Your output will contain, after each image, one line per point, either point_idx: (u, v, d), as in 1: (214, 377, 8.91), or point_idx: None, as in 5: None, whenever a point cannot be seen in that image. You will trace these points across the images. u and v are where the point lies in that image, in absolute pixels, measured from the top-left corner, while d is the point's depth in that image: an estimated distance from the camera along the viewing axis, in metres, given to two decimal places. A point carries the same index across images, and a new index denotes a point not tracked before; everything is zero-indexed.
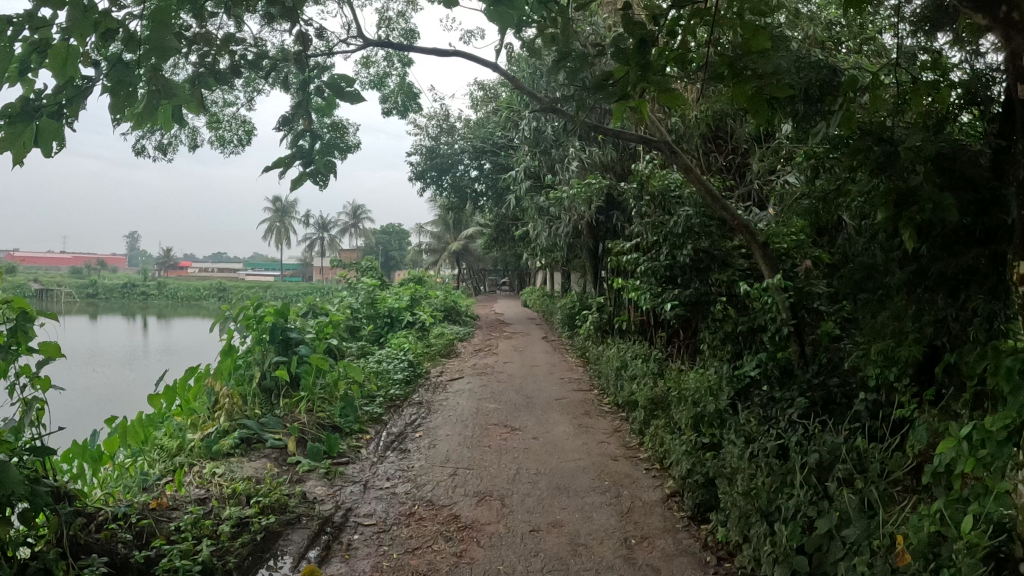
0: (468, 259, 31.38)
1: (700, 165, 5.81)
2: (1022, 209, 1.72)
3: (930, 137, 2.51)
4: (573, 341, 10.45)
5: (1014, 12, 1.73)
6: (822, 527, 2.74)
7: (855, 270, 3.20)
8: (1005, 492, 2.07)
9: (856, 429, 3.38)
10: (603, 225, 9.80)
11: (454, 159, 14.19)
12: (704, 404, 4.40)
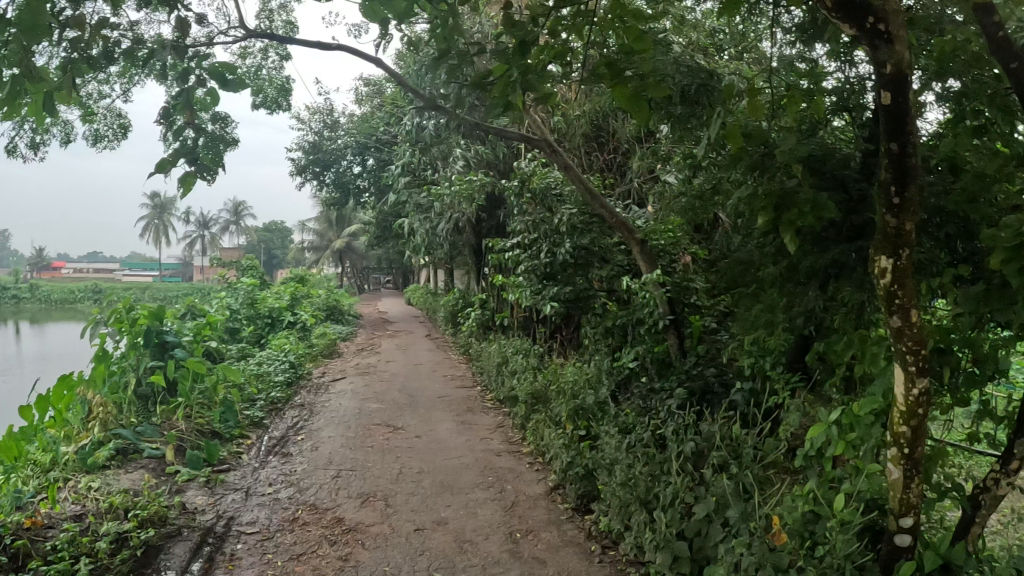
0: (353, 258, 30.96)
1: (581, 163, 5.92)
2: (886, 211, 1.82)
3: (801, 138, 2.62)
4: (456, 338, 10.50)
5: (880, 25, 1.64)
6: (700, 512, 2.87)
7: (733, 266, 3.17)
8: (874, 472, 2.22)
9: (729, 416, 3.54)
10: (486, 223, 9.87)
11: (337, 155, 13.95)
12: (583, 397, 4.54)
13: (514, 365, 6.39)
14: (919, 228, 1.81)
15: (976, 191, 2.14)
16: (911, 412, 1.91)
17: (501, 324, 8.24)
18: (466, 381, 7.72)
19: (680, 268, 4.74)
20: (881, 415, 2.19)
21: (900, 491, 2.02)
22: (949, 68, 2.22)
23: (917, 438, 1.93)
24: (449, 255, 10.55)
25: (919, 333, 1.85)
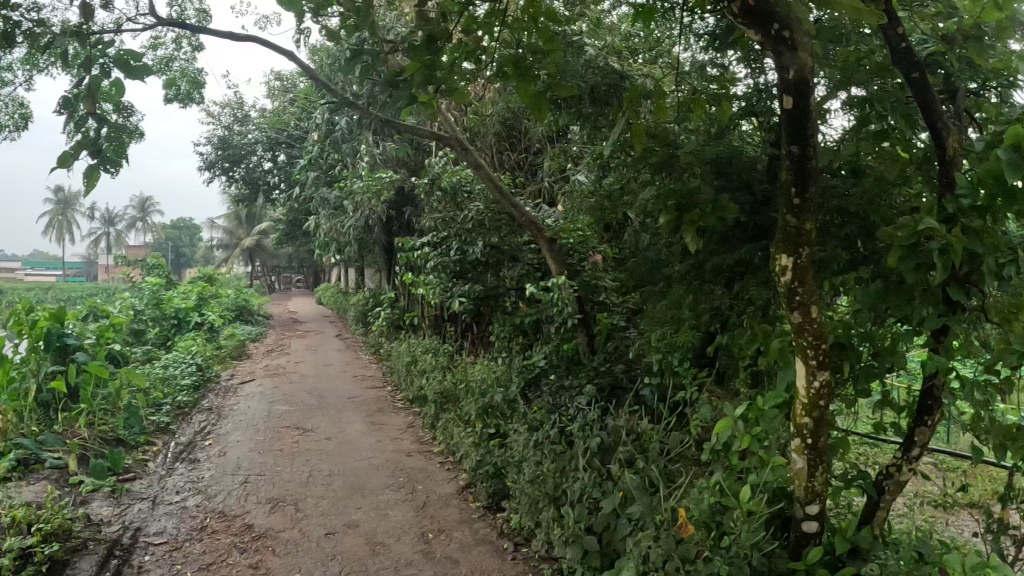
0: (263, 256, 30.12)
1: (491, 162, 5.93)
2: (787, 212, 1.90)
3: (710, 140, 2.69)
4: (367, 337, 10.36)
5: (784, 32, 1.71)
6: (608, 507, 2.93)
7: (641, 265, 3.24)
8: (777, 463, 2.30)
9: (635, 411, 3.62)
10: (396, 221, 9.76)
11: (248, 150, 13.52)
12: (491, 395, 4.55)
13: (424, 364, 6.33)
14: (818, 228, 1.89)
15: (876, 194, 2.24)
16: (813, 404, 1.99)
17: (411, 323, 8.16)
18: (377, 381, 7.63)
19: (591, 268, 4.66)
20: (782, 408, 2.28)
21: (805, 480, 2.10)
22: (852, 75, 2.32)
23: (819, 429, 2.02)
24: (360, 253, 10.37)
25: (819, 328, 1.94)
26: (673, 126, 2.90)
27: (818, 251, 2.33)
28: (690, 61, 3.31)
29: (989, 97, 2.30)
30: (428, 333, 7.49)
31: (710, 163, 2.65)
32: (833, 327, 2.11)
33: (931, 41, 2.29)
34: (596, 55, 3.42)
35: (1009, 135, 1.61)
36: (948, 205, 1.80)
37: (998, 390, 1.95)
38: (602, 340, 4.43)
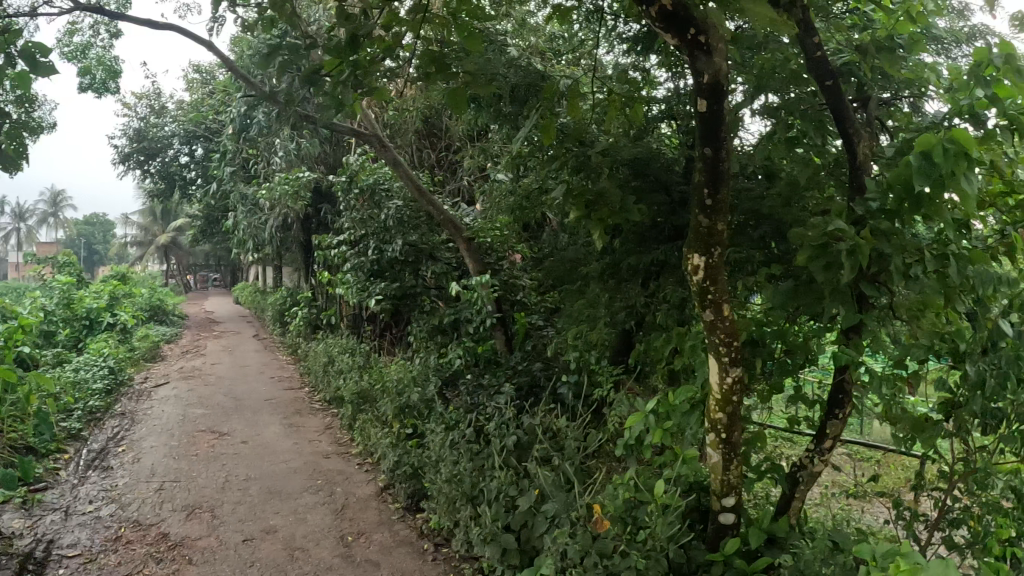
0: (177, 254, 29.04)
1: (411, 160, 5.87)
2: (700, 215, 1.93)
3: (631, 142, 2.73)
4: (284, 337, 10.13)
5: (701, 37, 1.69)
6: (525, 505, 2.95)
7: (561, 264, 3.27)
8: (692, 457, 2.33)
9: (550, 408, 3.65)
10: (314, 219, 9.57)
11: (164, 143, 12.98)
12: (408, 395, 4.51)
13: (341, 364, 6.21)
14: (729, 229, 1.94)
15: (789, 196, 2.31)
16: (726, 400, 2.05)
17: (328, 324, 7.99)
18: (294, 382, 7.47)
19: (509, 266, 4.78)
20: (698, 403, 2.33)
21: (721, 474, 2.16)
22: (768, 82, 2.39)
23: (732, 424, 2.08)
24: (276, 251, 10.10)
25: (730, 326, 1.99)
26: (593, 128, 2.92)
27: (734, 251, 2.39)
28: (612, 65, 3.34)
29: (898, 107, 2.39)
30: (346, 334, 7.35)
31: (628, 164, 2.68)
32: (747, 324, 2.17)
33: (843, 51, 2.36)
34: (517, 54, 3.42)
35: (918, 142, 1.59)
36: (858, 207, 1.83)
37: (903, 383, 2.05)
38: (520, 340, 4.43)
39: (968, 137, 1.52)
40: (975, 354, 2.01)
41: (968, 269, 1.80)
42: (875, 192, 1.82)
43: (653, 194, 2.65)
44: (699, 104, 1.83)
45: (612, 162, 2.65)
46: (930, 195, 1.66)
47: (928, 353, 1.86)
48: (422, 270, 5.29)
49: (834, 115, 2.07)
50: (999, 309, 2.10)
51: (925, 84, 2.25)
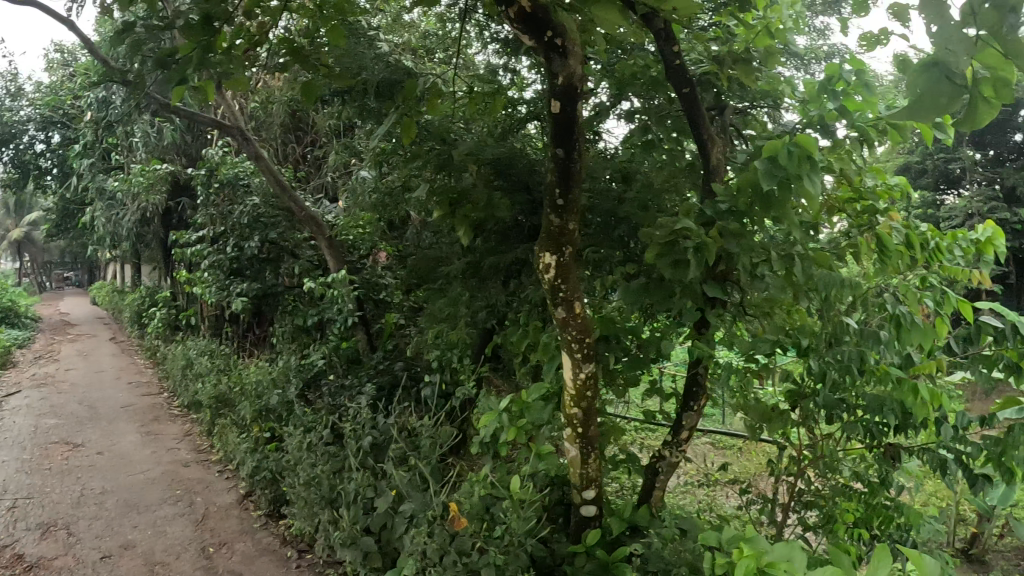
0: (26, 249, 26.81)
1: (274, 154, 5.64)
2: (557, 218, 1.90)
3: (494, 141, 2.70)
4: (144, 339, 9.55)
5: (558, 40, 1.60)
6: (385, 507, 2.90)
7: (423, 262, 3.21)
8: (546, 452, 2.36)
9: (410, 407, 3.60)
10: (176, 213, 9.03)
11: (12, 129, 11.90)
12: (268, 398, 4.34)
13: (199, 367, 5.90)
14: (581, 228, 1.95)
15: (646, 198, 2.36)
16: (580, 395, 2.11)
17: (186, 324, 7.57)
18: (153, 387, 7.05)
19: (372, 265, 4.57)
20: (553, 398, 2.35)
21: (579, 467, 2.22)
22: (627, 88, 2.43)
23: (588, 418, 2.14)
24: (132, 248, 9.47)
25: (582, 322, 2.04)
26: (459, 126, 2.87)
27: (592, 250, 2.42)
28: (480, 64, 3.28)
29: (753, 117, 2.48)
30: (206, 334, 6.98)
31: (490, 163, 2.66)
32: (603, 322, 2.22)
33: (703, 62, 2.42)
34: (384, 47, 3.31)
35: (764, 147, 1.68)
36: (708, 208, 1.89)
37: (755, 377, 2.16)
38: (382, 339, 4.31)
39: (814, 143, 1.64)
40: (819, 348, 2.15)
41: (811, 268, 1.91)
42: (726, 195, 1.88)
43: (515, 194, 2.63)
44: (553, 106, 1.76)
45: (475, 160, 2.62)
46: (777, 196, 1.75)
47: (774, 348, 1.97)
48: (283, 268, 5.11)
49: (689, 119, 2.16)
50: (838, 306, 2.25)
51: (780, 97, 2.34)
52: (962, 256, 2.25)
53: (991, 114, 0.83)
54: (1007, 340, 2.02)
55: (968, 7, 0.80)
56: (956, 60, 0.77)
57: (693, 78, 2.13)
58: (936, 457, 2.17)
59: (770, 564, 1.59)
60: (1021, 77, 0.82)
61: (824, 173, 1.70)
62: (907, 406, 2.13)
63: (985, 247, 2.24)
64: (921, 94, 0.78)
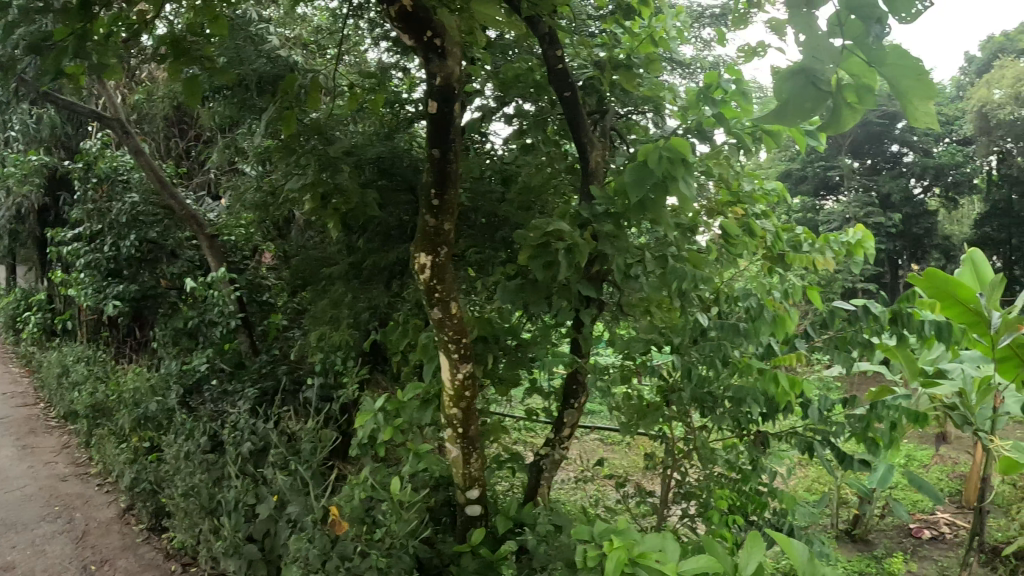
0: None
1: (156, 149, 5.38)
2: (433, 220, 1.84)
3: (376, 141, 2.62)
4: (18, 347, 8.94)
5: (437, 40, 1.54)
6: (265, 514, 2.79)
7: (304, 262, 3.10)
8: (424, 453, 2.31)
9: (290, 411, 3.49)
10: (52, 211, 8.49)
11: None
12: (148, 405, 4.12)
13: (76, 375, 5.55)
14: (457, 228, 1.89)
15: (526, 199, 2.35)
16: (459, 396, 2.07)
17: (62, 329, 7.11)
18: (27, 398, 6.60)
19: (256, 266, 4.35)
20: (432, 398, 2.31)
21: (462, 467, 2.19)
22: (512, 91, 2.41)
23: (468, 418, 2.11)
24: (3, 248, 8.84)
25: (458, 323, 1.99)
26: (346, 125, 2.78)
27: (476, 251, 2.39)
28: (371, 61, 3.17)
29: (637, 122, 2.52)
30: (84, 341, 6.58)
31: (373, 162, 2.58)
32: (481, 322, 2.20)
33: (585, 66, 2.47)
34: (270, 39, 3.18)
35: (640, 150, 1.70)
36: (586, 211, 1.93)
37: (633, 372, 2.26)
38: (266, 342, 4.07)
39: (688, 146, 1.63)
40: (684, 345, 2.22)
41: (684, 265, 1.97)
42: (602, 198, 1.92)
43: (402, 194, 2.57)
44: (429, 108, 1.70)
45: (357, 160, 2.54)
46: (652, 202, 1.78)
47: (648, 347, 2.10)
48: (161, 270, 4.95)
49: (569, 124, 2.19)
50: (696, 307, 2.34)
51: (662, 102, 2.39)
52: (834, 256, 2.42)
53: (854, 119, 0.86)
54: (860, 321, 2.13)
55: (833, 17, 0.83)
56: (823, 65, 0.79)
57: (574, 82, 2.16)
58: (805, 440, 2.30)
59: (640, 554, 1.62)
60: (881, 85, 0.85)
61: (697, 175, 1.71)
62: (771, 394, 2.25)
63: (855, 249, 2.41)
64: (789, 96, 0.80)
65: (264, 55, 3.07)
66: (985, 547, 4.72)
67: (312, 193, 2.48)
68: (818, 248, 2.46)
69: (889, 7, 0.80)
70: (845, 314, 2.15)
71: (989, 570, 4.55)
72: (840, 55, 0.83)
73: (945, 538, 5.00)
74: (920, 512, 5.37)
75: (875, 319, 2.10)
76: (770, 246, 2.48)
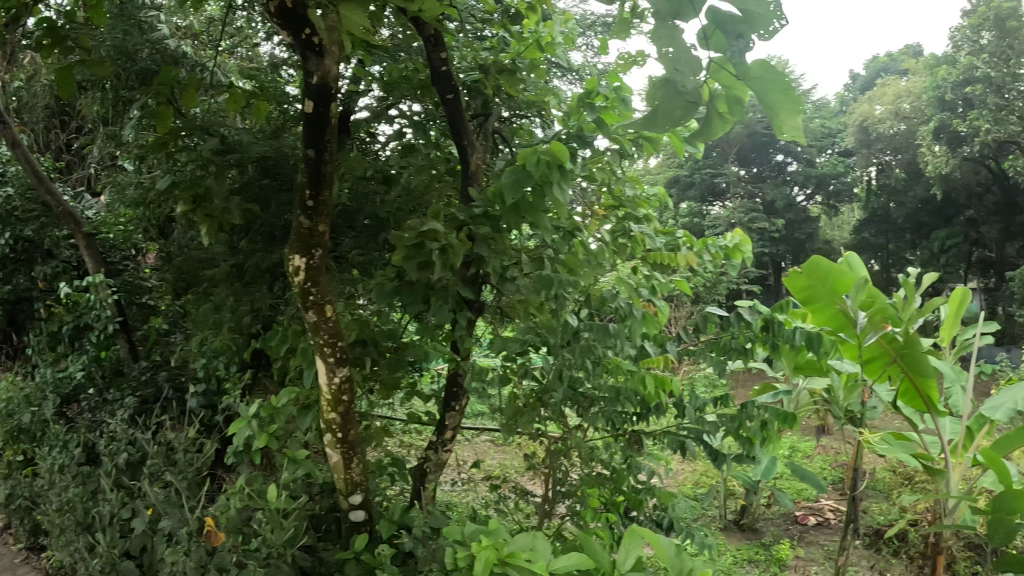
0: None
1: (33, 141, 5.07)
2: (310, 221, 1.80)
3: (259, 137, 2.52)
4: None
5: (315, 38, 1.51)
6: (139, 528, 2.59)
7: (183, 263, 2.95)
8: (300, 460, 2.21)
9: (170, 420, 3.32)
10: None
11: None
12: (19, 415, 3.84)
13: None
14: (332, 230, 1.86)
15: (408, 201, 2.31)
16: (336, 400, 2.01)
17: None
18: None
19: (136, 266, 4.02)
20: (311, 403, 2.25)
21: (343, 473, 2.11)
22: (399, 90, 2.38)
23: (347, 423, 2.05)
24: None
25: (334, 326, 1.94)
26: (231, 119, 2.67)
27: (358, 251, 2.35)
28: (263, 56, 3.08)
29: (520, 125, 2.56)
30: None
31: (256, 162, 2.48)
32: (358, 326, 2.19)
33: (472, 68, 2.49)
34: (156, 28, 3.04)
35: (518, 155, 1.71)
36: (463, 213, 1.97)
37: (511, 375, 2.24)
38: (147, 346, 3.84)
39: (566, 153, 1.66)
40: (556, 346, 2.20)
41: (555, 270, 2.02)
42: (480, 201, 1.94)
43: (285, 193, 2.49)
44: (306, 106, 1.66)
45: (239, 158, 2.44)
46: (531, 202, 1.84)
47: (524, 347, 2.10)
48: (36, 269, 4.69)
49: (452, 126, 2.20)
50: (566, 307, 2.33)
51: (547, 107, 2.50)
52: (711, 259, 2.60)
53: (724, 129, 0.92)
54: (732, 327, 2.27)
55: (701, 31, 0.87)
56: (684, 78, 0.83)
57: (456, 85, 2.18)
58: (677, 440, 2.35)
59: (510, 554, 1.65)
60: (750, 96, 0.90)
61: (572, 178, 1.75)
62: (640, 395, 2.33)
63: (733, 252, 2.58)
64: (656, 106, 0.85)
65: (149, 41, 2.92)
66: (866, 530, 5.00)
67: (187, 191, 2.36)
68: (696, 252, 2.60)
69: (752, 23, 0.85)
70: (717, 319, 2.29)
71: (868, 551, 4.83)
72: (708, 66, 0.86)
73: (829, 523, 5.27)
74: (805, 500, 5.66)
75: (747, 325, 2.27)
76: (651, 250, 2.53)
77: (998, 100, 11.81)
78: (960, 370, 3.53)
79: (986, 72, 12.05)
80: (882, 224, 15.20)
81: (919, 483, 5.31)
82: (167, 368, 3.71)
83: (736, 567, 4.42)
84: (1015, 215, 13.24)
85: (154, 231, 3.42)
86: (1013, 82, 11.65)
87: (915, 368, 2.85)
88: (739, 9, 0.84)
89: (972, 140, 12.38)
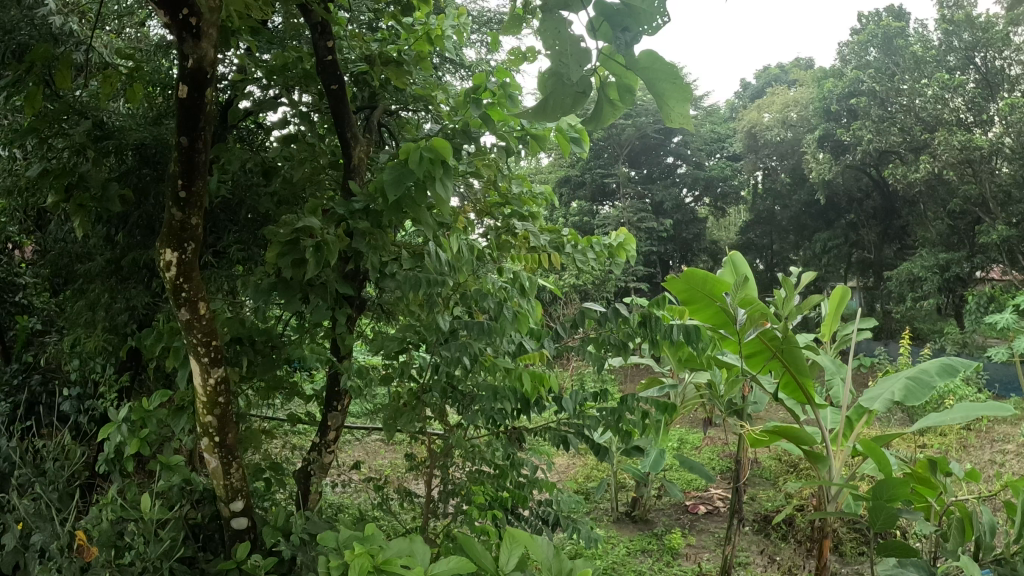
0: None
1: None
2: (182, 210, 1.73)
3: (137, 124, 2.39)
4: None
5: (194, 19, 1.52)
6: (6, 543, 2.37)
7: (57, 256, 2.77)
8: (175, 464, 2.11)
9: (40, 427, 3.11)
10: None
11: None
12: None
13: None
14: (206, 222, 1.80)
15: (287, 197, 2.23)
16: (212, 401, 1.94)
17: None
18: None
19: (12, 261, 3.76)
20: (187, 405, 2.17)
21: (222, 478, 2.02)
22: (284, 78, 2.30)
23: (224, 425, 1.98)
24: None
25: (207, 324, 1.88)
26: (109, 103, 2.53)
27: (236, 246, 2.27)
28: (152, 35, 2.94)
29: (407, 119, 2.55)
30: None
31: (133, 149, 2.35)
32: (234, 324, 2.11)
33: (360, 59, 2.43)
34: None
35: (402, 148, 1.71)
36: (344, 207, 1.94)
37: (396, 374, 2.22)
38: (17, 348, 3.60)
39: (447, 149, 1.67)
40: (434, 344, 2.18)
41: (432, 265, 2.06)
42: (361, 196, 1.95)
43: (164, 183, 2.38)
44: (179, 91, 1.59)
45: (115, 145, 2.31)
46: (412, 196, 1.82)
47: (403, 344, 2.11)
48: None
49: (335, 117, 2.16)
50: (453, 303, 2.32)
51: (435, 102, 2.51)
52: (595, 256, 2.69)
53: (616, 114, 0.95)
54: (609, 323, 2.34)
55: (589, 22, 0.90)
56: (570, 69, 0.87)
57: (342, 76, 2.13)
58: (560, 434, 2.41)
59: (384, 561, 1.62)
60: (639, 86, 0.93)
61: (453, 175, 1.75)
62: (520, 390, 2.33)
63: (618, 249, 2.71)
64: (549, 95, 0.89)
65: (30, 20, 2.58)
66: (755, 517, 5.24)
67: (53, 179, 2.19)
68: (581, 249, 2.68)
69: (636, 17, 0.87)
70: (595, 314, 2.37)
71: (757, 536, 5.06)
72: (598, 55, 0.90)
73: (717, 511, 5.49)
74: (695, 490, 5.88)
75: (624, 321, 2.32)
76: (535, 246, 2.61)
77: (880, 111, 12.61)
78: (839, 364, 3.75)
79: (869, 85, 12.85)
80: (771, 226, 15.98)
81: (803, 470, 5.63)
82: (41, 370, 3.50)
83: (631, 558, 4.54)
84: (892, 219, 14.25)
85: (29, 221, 3.22)
86: (894, 95, 12.44)
87: (792, 358, 3.02)
88: (621, 3, 0.87)
89: (854, 147, 13.17)
